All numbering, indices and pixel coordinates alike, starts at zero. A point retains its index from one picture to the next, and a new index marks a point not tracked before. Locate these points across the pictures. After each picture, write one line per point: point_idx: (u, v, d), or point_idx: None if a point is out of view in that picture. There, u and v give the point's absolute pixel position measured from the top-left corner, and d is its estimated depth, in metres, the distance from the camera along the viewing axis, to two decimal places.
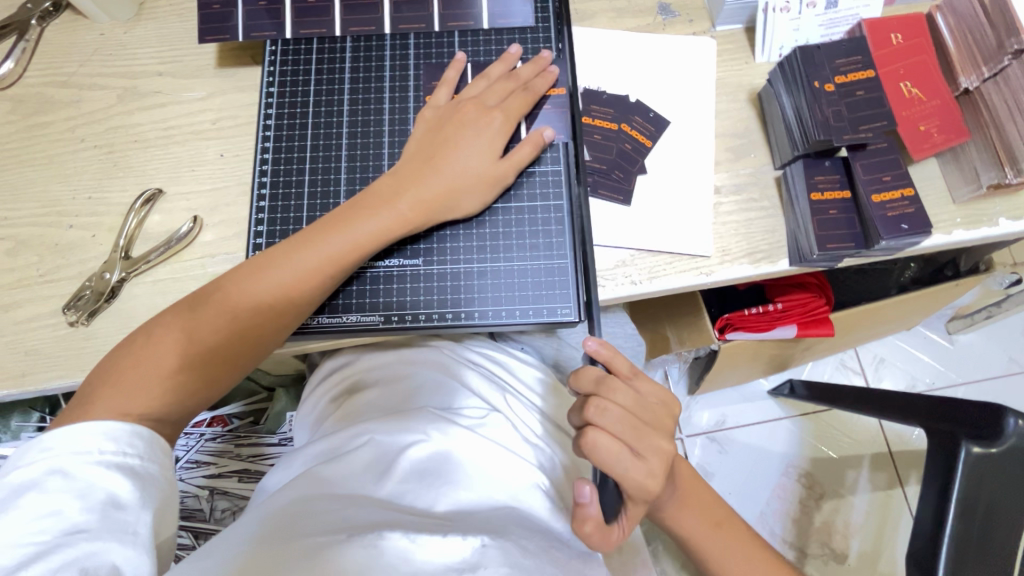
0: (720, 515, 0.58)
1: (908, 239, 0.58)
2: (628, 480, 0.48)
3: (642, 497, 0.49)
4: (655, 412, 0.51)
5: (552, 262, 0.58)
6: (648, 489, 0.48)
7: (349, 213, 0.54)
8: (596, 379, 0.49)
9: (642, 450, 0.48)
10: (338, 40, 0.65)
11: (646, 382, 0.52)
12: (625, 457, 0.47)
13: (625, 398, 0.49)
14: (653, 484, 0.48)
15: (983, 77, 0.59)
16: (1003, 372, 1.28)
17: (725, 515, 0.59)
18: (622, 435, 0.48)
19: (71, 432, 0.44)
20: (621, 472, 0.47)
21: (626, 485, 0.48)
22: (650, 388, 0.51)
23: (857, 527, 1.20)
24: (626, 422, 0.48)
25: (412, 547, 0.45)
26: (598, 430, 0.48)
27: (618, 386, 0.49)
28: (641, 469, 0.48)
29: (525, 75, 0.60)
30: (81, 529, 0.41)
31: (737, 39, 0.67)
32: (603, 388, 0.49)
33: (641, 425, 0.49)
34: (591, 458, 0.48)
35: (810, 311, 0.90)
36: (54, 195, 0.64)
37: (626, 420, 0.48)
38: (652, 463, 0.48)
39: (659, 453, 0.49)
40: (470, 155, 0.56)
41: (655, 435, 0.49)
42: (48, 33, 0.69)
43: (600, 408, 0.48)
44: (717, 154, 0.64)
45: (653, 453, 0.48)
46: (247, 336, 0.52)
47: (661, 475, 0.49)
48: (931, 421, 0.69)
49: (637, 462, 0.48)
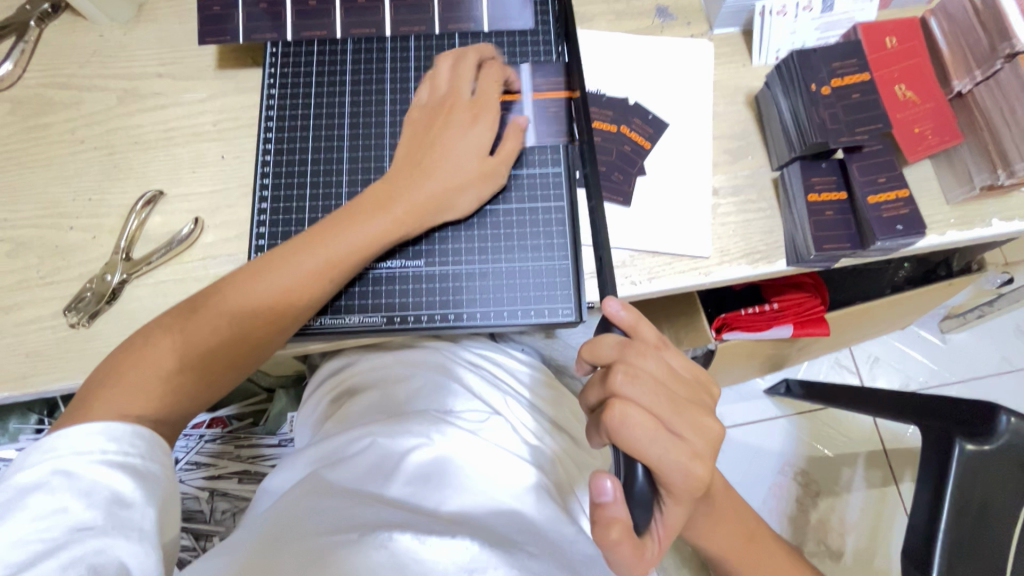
0: (751, 529, 0.58)
1: (903, 239, 0.58)
2: (667, 464, 0.44)
3: (687, 484, 0.45)
4: (689, 388, 0.48)
5: (553, 263, 0.59)
6: (691, 471, 0.44)
7: (347, 217, 0.54)
8: (621, 344, 0.48)
9: (679, 427, 0.45)
10: (339, 42, 0.65)
11: (676, 356, 0.50)
12: (661, 433, 0.44)
13: (658, 370, 0.47)
14: (697, 469, 0.44)
15: (975, 80, 0.60)
16: (996, 370, 1.29)
17: (754, 528, 0.59)
18: (655, 409, 0.45)
19: (72, 433, 0.44)
20: (656, 450, 0.44)
21: (665, 468, 0.44)
22: (679, 360, 0.49)
23: (853, 524, 1.21)
24: (659, 396, 0.45)
25: (419, 547, 0.46)
26: (627, 403, 0.45)
27: (647, 355, 0.47)
28: (683, 450, 0.44)
29: (514, 69, 0.60)
30: (88, 526, 0.41)
31: (734, 42, 0.68)
32: (629, 353, 0.47)
33: (677, 399, 0.46)
34: (622, 435, 0.44)
35: (805, 311, 0.91)
36: (54, 197, 0.64)
37: (658, 393, 0.46)
38: (692, 441, 0.45)
39: (700, 431, 0.45)
40: (461, 156, 0.56)
41: (694, 411, 0.46)
42: (47, 35, 0.69)
43: (629, 377, 0.46)
44: (715, 156, 0.65)
45: (694, 431, 0.45)
46: (245, 340, 0.52)
47: (705, 456, 0.45)
48: (925, 419, 0.70)
49: (676, 441, 0.44)
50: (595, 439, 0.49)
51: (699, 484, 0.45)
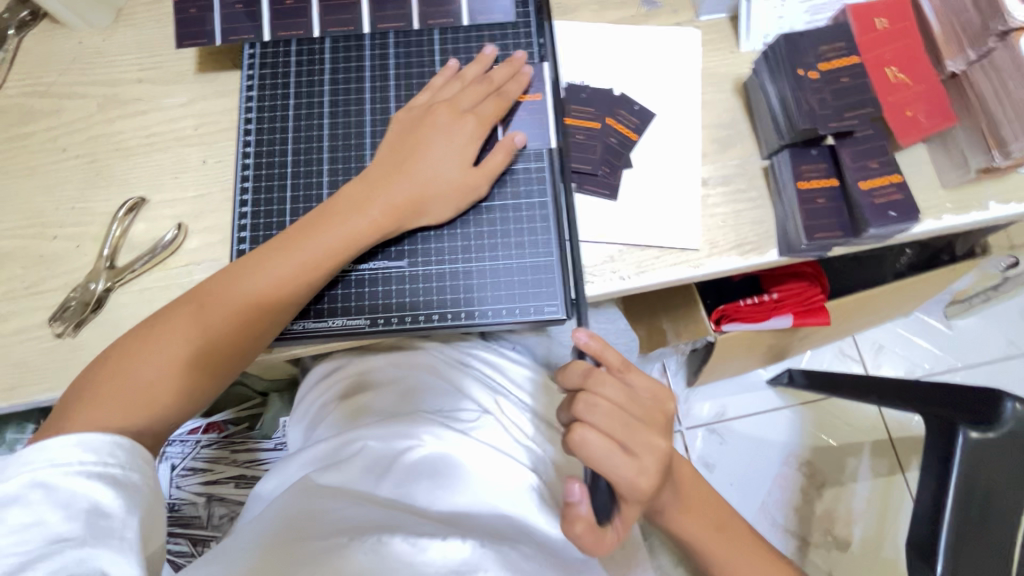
0: (723, 516, 0.58)
1: (897, 226, 0.57)
2: (616, 480, 0.44)
3: (634, 495, 0.45)
4: (647, 411, 0.47)
5: (538, 259, 0.58)
6: (639, 487, 0.45)
7: (324, 218, 0.54)
8: (585, 373, 0.47)
9: (632, 445, 0.45)
10: (317, 41, 0.64)
11: (640, 377, 0.48)
12: (613, 454, 0.44)
13: (615, 395, 0.46)
14: (643, 485, 0.44)
15: (968, 60, 0.58)
16: (1002, 355, 1.27)
17: (728, 517, 0.58)
18: (610, 432, 0.45)
19: (47, 444, 0.43)
20: (606, 468, 0.44)
21: (615, 483, 0.45)
22: (643, 382, 0.48)
23: (859, 514, 1.20)
24: (613, 420, 0.45)
25: (412, 549, 0.45)
26: (586, 427, 0.45)
27: (606, 381, 0.46)
28: (630, 466, 0.44)
29: (498, 79, 0.59)
30: (65, 538, 0.41)
31: (721, 28, 0.67)
32: (590, 381, 0.46)
33: (631, 423, 0.45)
34: (580, 453, 0.45)
35: (805, 300, 0.89)
36: (38, 207, 0.64)
37: (613, 417, 0.45)
38: (642, 461, 0.45)
39: (652, 450, 0.45)
40: (442, 159, 0.56)
41: (648, 432, 0.45)
42: (26, 43, 0.69)
43: (587, 405, 0.45)
44: (703, 146, 0.63)
45: (646, 451, 0.45)
46: (229, 342, 0.52)
47: (655, 475, 0.45)
48: (928, 407, 0.69)
49: (626, 460, 0.44)
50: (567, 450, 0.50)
51: (646, 497, 0.45)
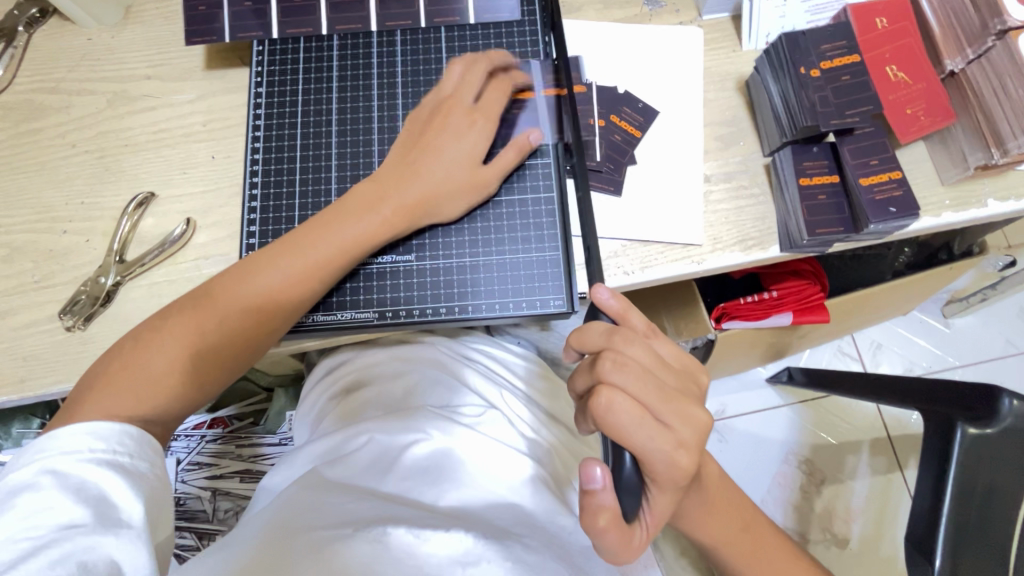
0: (745, 518, 0.59)
1: (897, 221, 0.58)
2: (651, 452, 0.44)
3: (671, 473, 0.45)
4: (678, 377, 0.48)
5: (544, 254, 0.59)
6: (675, 461, 0.44)
7: (335, 216, 0.55)
8: (609, 332, 0.48)
9: (668, 416, 0.44)
10: (325, 39, 0.65)
11: (664, 343, 0.49)
12: (647, 421, 0.44)
13: (646, 358, 0.46)
14: (681, 459, 0.44)
15: (967, 59, 0.59)
16: (999, 353, 1.28)
17: (750, 516, 0.59)
18: (643, 398, 0.45)
19: (60, 433, 0.44)
20: (641, 437, 0.44)
21: (649, 456, 0.44)
22: (668, 348, 0.49)
23: (858, 511, 1.21)
24: (648, 384, 0.45)
25: (415, 541, 0.46)
26: (613, 389, 0.45)
27: (633, 341, 0.47)
28: (668, 439, 0.44)
29: (506, 71, 0.60)
30: (76, 524, 0.41)
31: (723, 27, 0.68)
32: (617, 340, 0.47)
33: (665, 388, 0.45)
34: (606, 420, 0.44)
35: (805, 298, 0.89)
36: (47, 201, 0.65)
37: (647, 381, 0.45)
38: (679, 431, 0.44)
39: (688, 421, 0.45)
40: (453, 158, 0.56)
41: (682, 400, 0.45)
42: (35, 40, 0.70)
43: (617, 365, 0.45)
44: (706, 143, 0.64)
45: (683, 422, 0.45)
46: (239, 335, 0.52)
47: (691, 446, 0.45)
48: (927, 403, 0.69)
49: (662, 430, 0.44)
50: (585, 424, 0.50)
51: (684, 474, 0.45)
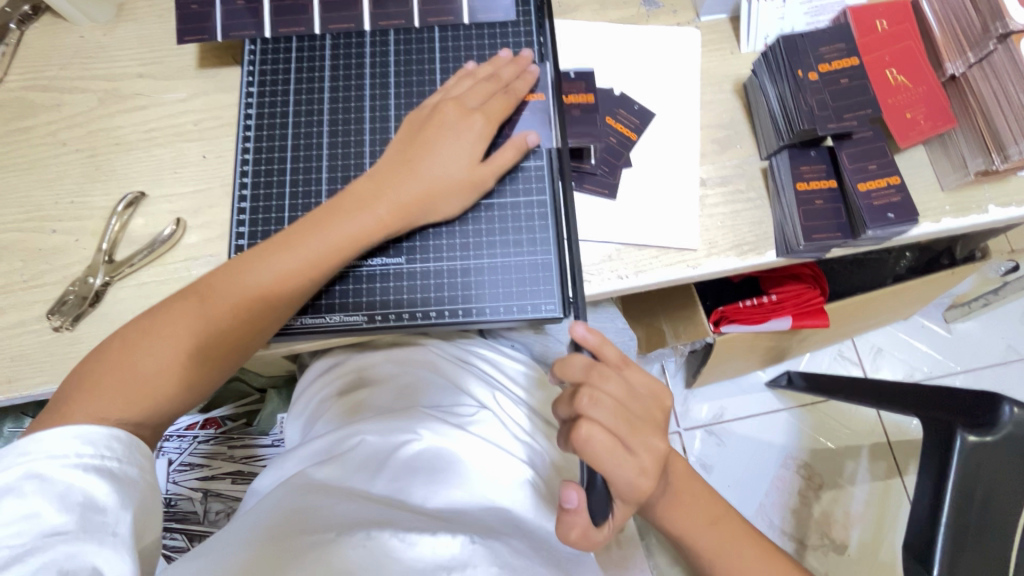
0: (716, 511, 0.57)
1: (896, 228, 0.57)
2: (616, 479, 0.44)
3: (631, 495, 0.46)
4: (646, 406, 0.47)
5: (536, 257, 0.58)
6: (637, 484, 0.45)
7: (328, 216, 0.54)
8: (587, 367, 0.46)
9: (633, 445, 0.45)
10: (318, 38, 0.64)
11: (637, 374, 0.48)
12: (617, 453, 0.44)
13: (618, 391, 0.46)
14: (642, 485, 0.45)
15: (969, 63, 0.58)
16: (1000, 359, 1.27)
17: (721, 509, 0.58)
18: (615, 431, 0.44)
19: (44, 436, 0.43)
20: (609, 466, 0.44)
21: (613, 481, 0.45)
22: (641, 378, 0.48)
23: (856, 517, 1.20)
24: (620, 417, 0.45)
25: (401, 545, 0.45)
26: (589, 423, 0.44)
27: (609, 377, 0.46)
28: (632, 467, 0.44)
29: (506, 77, 0.59)
30: (60, 531, 0.40)
31: (722, 29, 0.67)
32: (594, 376, 0.46)
33: (634, 420, 0.46)
34: (582, 451, 0.44)
35: (804, 302, 0.88)
36: (38, 201, 0.64)
37: (619, 414, 0.45)
38: (642, 459, 0.45)
39: (651, 450, 0.45)
40: (450, 158, 0.55)
41: (648, 430, 0.46)
42: (28, 37, 0.69)
43: (592, 402, 0.45)
44: (702, 146, 0.63)
45: (645, 450, 0.45)
46: (230, 337, 0.52)
47: (652, 473, 0.45)
48: (927, 411, 0.68)
49: (628, 458, 0.44)
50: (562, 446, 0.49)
51: (642, 496, 0.46)
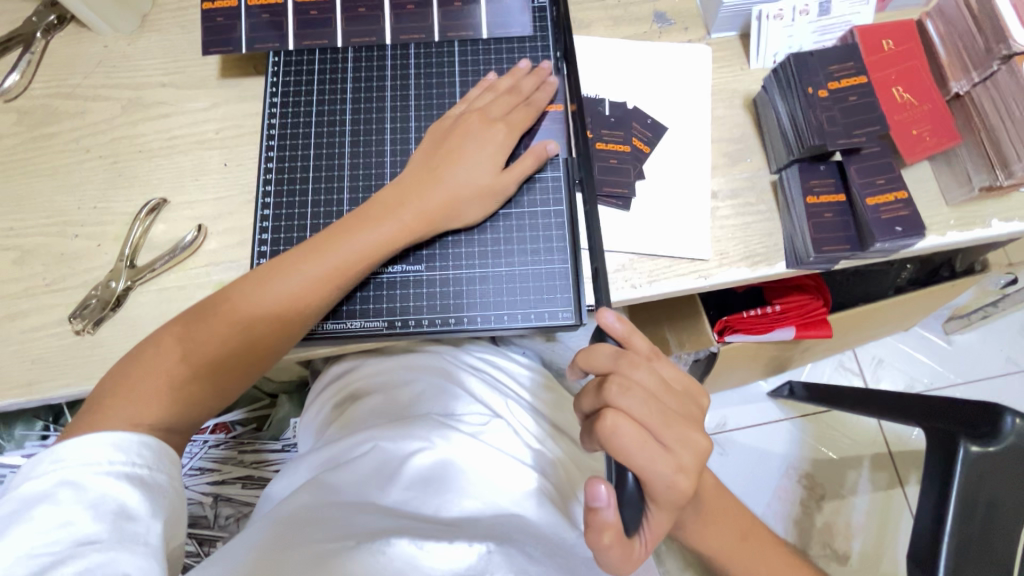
0: (743, 527, 0.58)
1: (903, 240, 0.59)
2: (652, 474, 0.44)
3: (670, 494, 0.45)
4: (679, 400, 0.48)
5: (553, 266, 0.59)
6: (676, 483, 0.44)
7: (354, 224, 0.55)
8: (616, 354, 0.49)
9: (668, 439, 0.45)
10: (340, 51, 0.66)
11: (667, 367, 0.49)
12: (650, 445, 0.44)
13: (650, 382, 0.47)
14: (681, 481, 0.44)
15: (972, 82, 0.60)
16: (999, 371, 1.29)
17: (747, 526, 0.58)
18: (647, 421, 0.45)
19: (78, 443, 0.44)
20: (641, 459, 0.44)
21: (651, 478, 0.44)
22: (671, 373, 0.49)
23: (859, 527, 1.20)
24: (652, 408, 0.45)
25: (418, 553, 0.46)
26: (619, 412, 0.45)
27: (640, 366, 0.48)
28: (669, 462, 0.44)
29: (526, 89, 0.61)
30: (93, 540, 0.41)
31: (732, 46, 0.69)
32: (623, 364, 0.48)
33: (668, 413, 0.46)
34: (611, 444, 0.44)
35: (807, 313, 0.90)
36: (61, 206, 0.65)
37: (651, 405, 0.46)
38: (679, 455, 0.45)
39: (689, 444, 0.45)
40: (473, 166, 0.57)
41: (683, 425, 0.46)
42: (53, 46, 0.70)
43: (623, 390, 0.46)
44: (713, 159, 0.65)
45: (682, 445, 0.45)
46: (255, 344, 0.52)
47: (691, 470, 0.45)
48: (931, 421, 0.69)
49: (663, 452, 0.44)
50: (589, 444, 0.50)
51: (682, 496, 0.45)
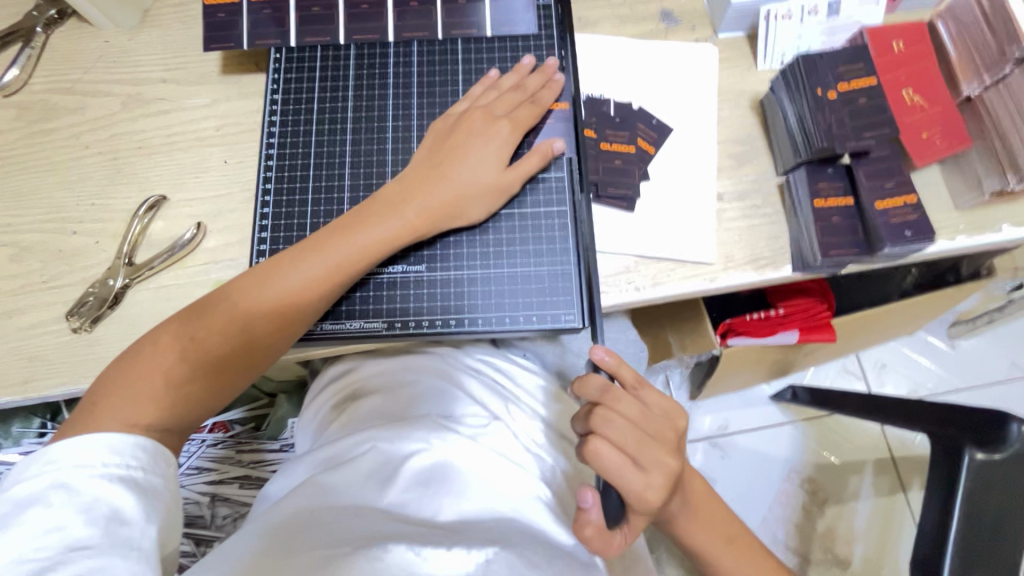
0: (732, 531, 0.57)
1: (911, 245, 0.58)
2: (626, 492, 0.46)
3: (642, 510, 0.47)
4: (659, 425, 0.48)
5: (556, 267, 0.58)
6: (643, 498, 0.46)
7: (356, 221, 0.54)
8: (603, 387, 0.48)
9: (642, 462, 0.46)
10: (342, 48, 0.65)
11: (651, 395, 0.49)
12: (625, 469, 0.46)
13: (631, 412, 0.48)
14: (651, 499, 0.46)
15: (984, 84, 0.59)
16: (1004, 377, 1.27)
17: (737, 530, 0.58)
18: (624, 447, 0.46)
19: (72, 445, 0.44)
20: (617, 480, 0.46)
21: (624, 494, 0.46)
22: (654, 400, 0.49)
23: (861, 533, 1.19)
24: (628, 435, 0.47)
25: (415, 560, 0.45)
26: (600, 441, 0.46)
27: (622, 399, 0.48)
28: (642, 483, 0.46)
29: (532, 86, 0.60)
30: (84, 545, 0.40)
31: (739, 46, 0.68)
32: (608, 398, 0.48)
33: (644, 438, 0.47)
34: (590, 464, 0.46)
35: (812, 317, 0.89)
36: (59, 202, 0.64)
37: (629, 433, 0.47)
38: (652, 476, 0.46)
39: (662, 467, 0.47)
40: (477, 163, 0.56)
41: (659, 449, 0.47)
42: (53, 41, 0.70)
43: (603, 419, 0.47)
44: (720, 161, 0.64)
45: (656, 467, 0.46)
46: (253, 344, 0.52)
47: (662, 489, 0.47)
48: (937, 428, 0.68)
49: (638, 474, 0.46)
50: None
51: (654, 513, 0.47)
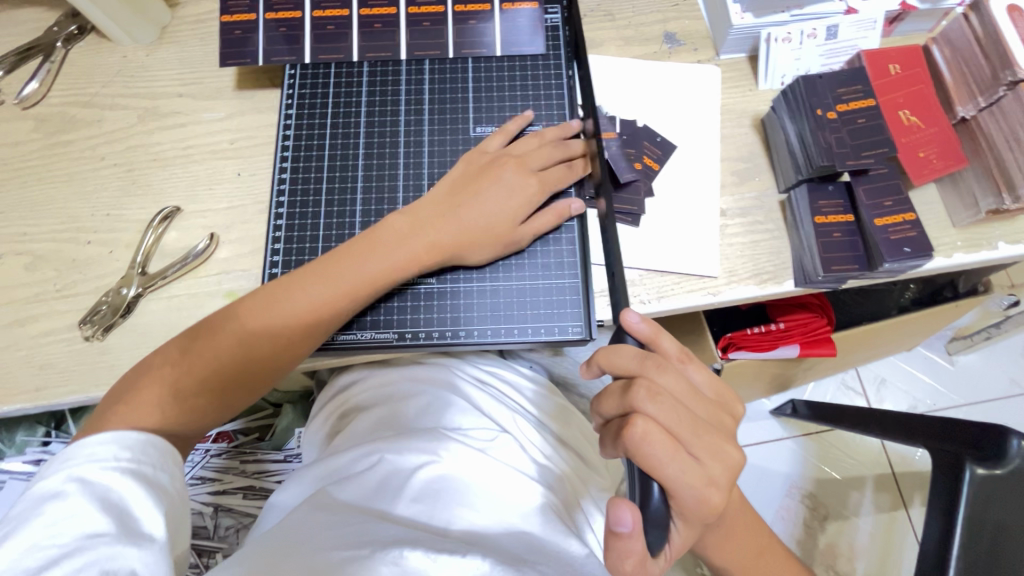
0: (762, 543, 0.58)
1: (910, 261, 0.59)
2: (681, 487, 0.44)
3: (699, 508, 0.44)
4: (711, 409, 0.48)
5: (563, 280, 0.60)
6: (705, 498, 0.44)
7: (368, 246, 0.55)
8: (641, 357, 0.47)
9: (699, 452, 0.44)
10: (355, 65, 0.67)
11: (698, 370, 0.50)
12: (679, 457, 0.44)
13: (677, 387, 0.46)
14: (711, 496, 0.44)
15: (978, 107, 0.61)
16: (1003, 393, 1.28)
17: (766, 542, 0.58)
18: (675, 431, 0.44)
19: (88, 443, 0.45)
20: (670, 471, 0.43)
21: (679, 490, 0.44)
22: (701, 377, 0.50)
23: (862, 549, 1.19)
24: (679, 416, 0.45)
25: (429, 565, 0.45)
26: (647, 420, 0.44)
27: (667, 371, 0.47)
28: (699, 476, 0.44)
29: (575, 149, 0.62)
30: (101, 533, 0.40)
31: (740, 67, 0.70)
32: (650, 367, 0.47)
33: (698, 422, 0.45)
34: (639, 452, 0.44)
35: (811, 331, 0.90)
36: (74, 212, 0.66)
37: (679, 415, 0.45)
38: (710, 468, 0.44)
39: (720, 458, 0.45)
40: (490, 204, 0.57)
41: (714, 435, 0.45)
42: (72, 56, 0.72)
43: (651, 395, 0.45)
44: (722, 177, 0.66)
45: (712, 457, 0.44)
46: (260, 358, 0.53)
47: (721, 485, 0.45)
48: (938, 442, 0.69)
49: (693, 465, 0.44)
50: (608, 450, 0.49)
51: (711, 511, 0.45)
